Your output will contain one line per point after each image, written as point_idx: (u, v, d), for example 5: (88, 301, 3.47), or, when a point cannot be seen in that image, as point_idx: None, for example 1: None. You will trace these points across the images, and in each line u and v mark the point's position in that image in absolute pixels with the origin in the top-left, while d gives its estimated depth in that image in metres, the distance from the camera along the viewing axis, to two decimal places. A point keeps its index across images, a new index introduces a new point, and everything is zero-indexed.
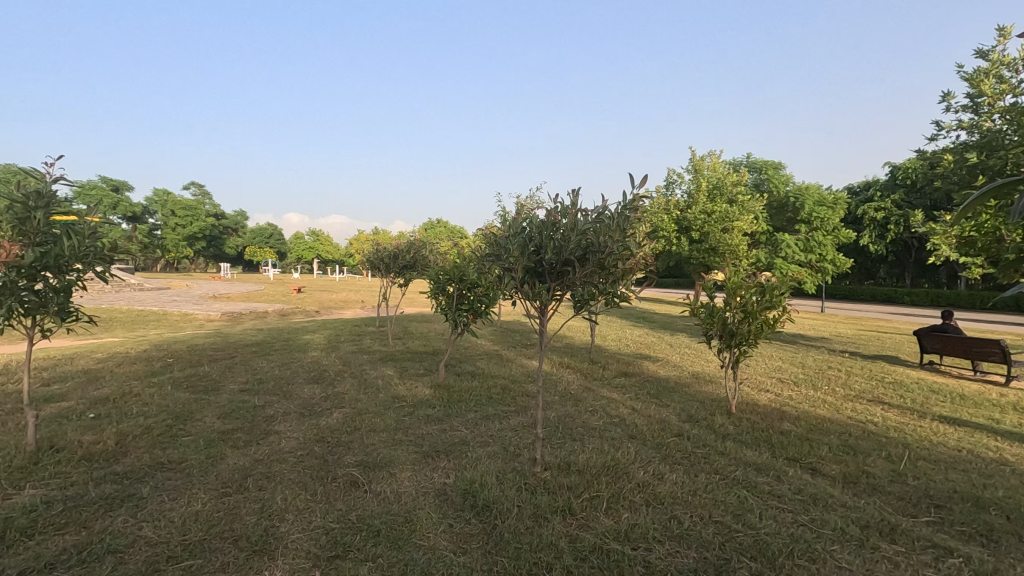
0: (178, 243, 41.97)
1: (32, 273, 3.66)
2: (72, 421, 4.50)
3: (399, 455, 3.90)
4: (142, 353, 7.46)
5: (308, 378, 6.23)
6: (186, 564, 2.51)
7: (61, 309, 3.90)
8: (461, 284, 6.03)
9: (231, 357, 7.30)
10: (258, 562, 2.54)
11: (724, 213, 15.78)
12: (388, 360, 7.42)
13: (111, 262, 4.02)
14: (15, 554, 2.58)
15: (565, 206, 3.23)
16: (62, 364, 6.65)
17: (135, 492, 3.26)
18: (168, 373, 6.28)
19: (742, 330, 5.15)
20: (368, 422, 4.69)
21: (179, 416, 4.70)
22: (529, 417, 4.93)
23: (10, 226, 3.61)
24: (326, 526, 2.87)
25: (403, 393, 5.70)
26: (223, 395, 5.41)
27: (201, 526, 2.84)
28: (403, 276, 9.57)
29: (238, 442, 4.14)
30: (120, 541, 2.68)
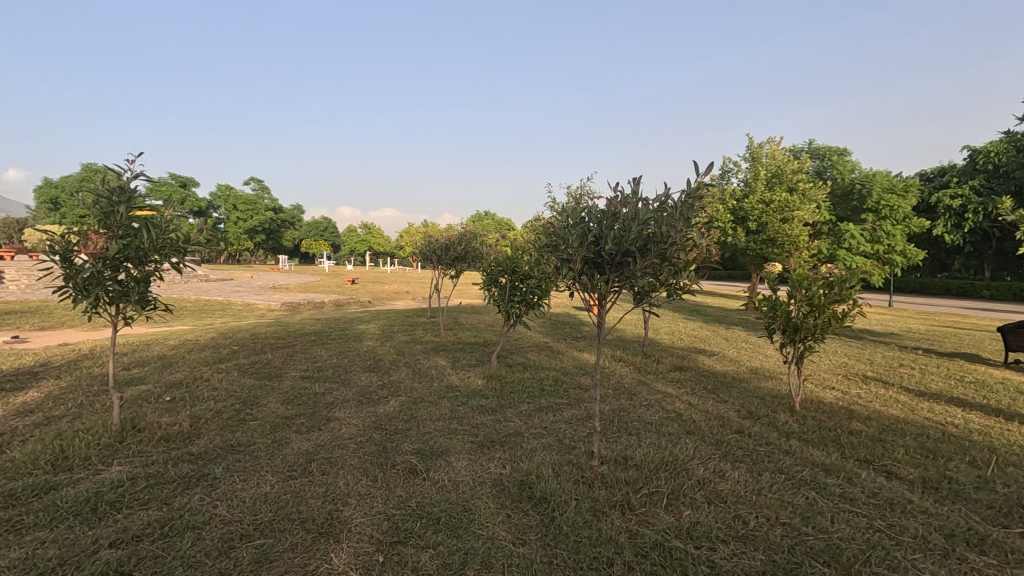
0: (240, 237, 44.03)
1: (115, 264, 3.90)
2: (151, 402, 4.81)
3: (455, 444, 3.95)
4: (211, 341, 7.87)
5: (365, 366, 6.41)
6: (258, 542, 2.63)
7: (141, 298, 4.14)
8: (513, 276, 6.02)
9: (292, 345, 7.59)
10: (324, 544, 2.62)
11: (784, 202, 15.08)
12: (440, 351, 7.52)
13: (184, 254, 4.24)
14: (107, 526, 2.77)
15: (626, 195, 3.15)
16: (140, 349, 7.10)
17: (209, 472, 3.43)
18: (234, 359, 6.60)
19: (808, 324, 4.90)
20: (423, 411, 4.77)
21: (246, 401, 4.93)
22: (583, 410, 4.88)
23: (96, 220, 3.85)
24: (388, 512, 2.93)
25: (456, 383, 5.77)
26: (286, 381, 5.65)
27: (271, 507, 2.97)
28: (453, 268, 9.66)
29: (302, 427, 4.30)
30: (198, 518, 2.83)
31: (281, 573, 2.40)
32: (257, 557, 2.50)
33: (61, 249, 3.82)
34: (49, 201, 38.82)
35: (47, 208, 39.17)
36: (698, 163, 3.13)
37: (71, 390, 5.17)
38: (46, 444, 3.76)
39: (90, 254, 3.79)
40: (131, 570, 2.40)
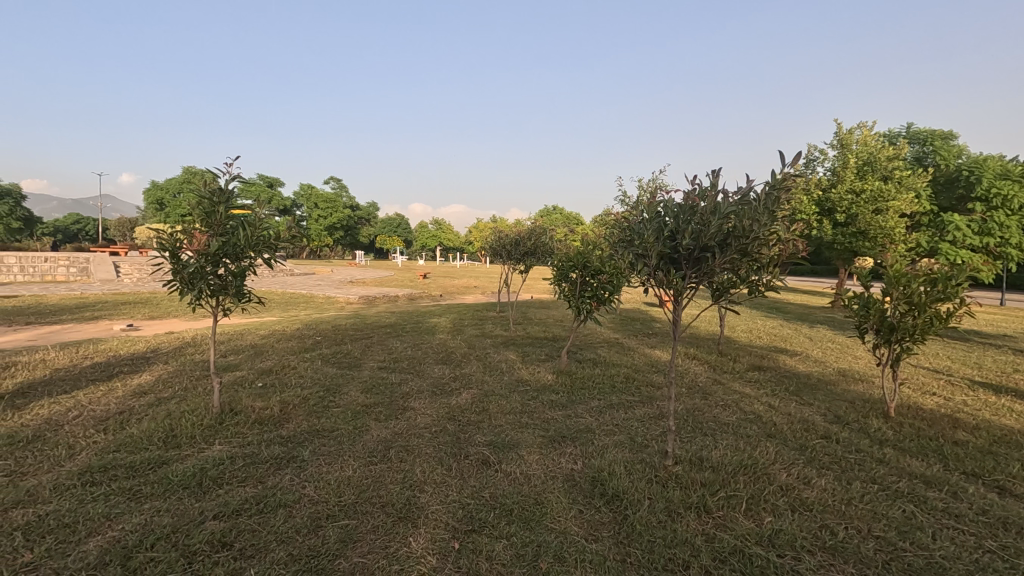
0: (321, 234, 46.41)
1: (215, 260, 4.25)
2: (246, 387, 5.21)
3: (526, 438, 3.99)
4: (296, 331, 8.37)
5: (438, 359, 6.60)
6: (342, 523, 2.78)
7: (237, 291, 4.49)
8: (584, 271, 5.97)
9: (370, 337, 7.93)
10: (403, 528, 2.74)
11: (877, 192, 14.00)
12: (510, 345, 7.61)
13: (275, 250, 4.56)
14: (211, 499, 3.03)
15: (704, 187, 3.04)
16: (235, 339, 7.68)
17: (297, 454, 3.67)
18: (317, 349, 7.00)
19: (906, 324, 4.52)
20: (495, 403, 4.85)
21: (329, 389, 5.22)
22: (656, 409, 4.78)
23: (199, 219, 4.20)
24: (462, 501, 3.02)
25: (526, 377, 5.83)
26: (365, 371, 5.93)
27: (353, 490, 3.13)
28: (523, 263, 9.72)
29: (380, 415, 4.50)
30: (289, 497, 3.04)
31: (365, 552, 2.54)
32: (342, 536, 2.65)
33: (170, 246, 4.18)
34: (156, 202, 42.48)
35: (154, 209, 43.00)
36: (783, 153, 2.97)
37: (177, 374, 5.69)
38: (158, 422, 4.17)
39: (195, 250, 4.16)
40: (233, 541, 2.61)
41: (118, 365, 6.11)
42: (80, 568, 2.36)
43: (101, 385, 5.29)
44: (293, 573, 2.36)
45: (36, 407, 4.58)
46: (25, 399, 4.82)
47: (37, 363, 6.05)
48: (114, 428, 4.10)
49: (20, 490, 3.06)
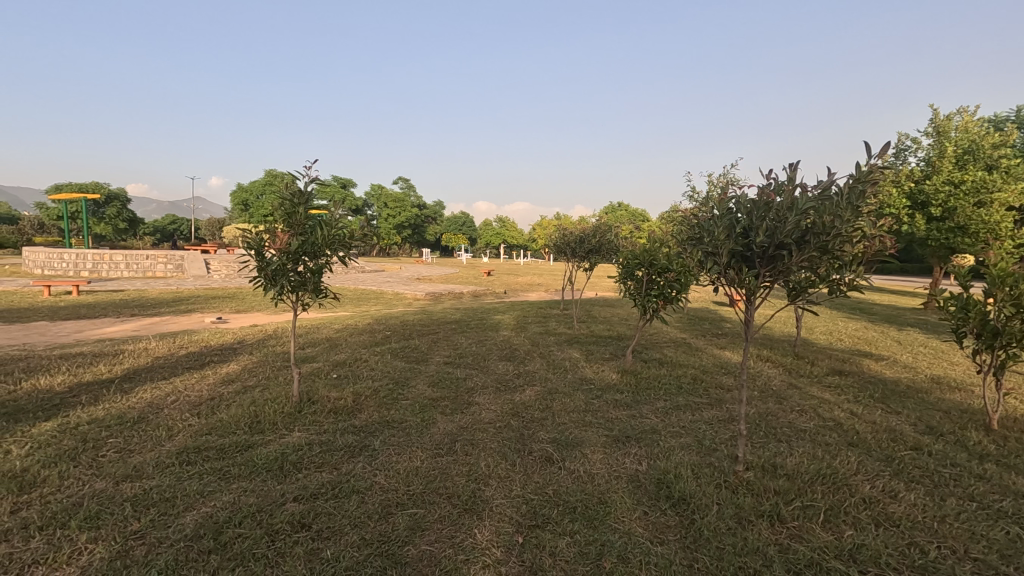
0: (390, 232, 48.04)
1: (296, 258, 4.52)
2: (322, 378, 5.52)
3: (589, 437, 3.97)
4: (367, 326, 8.73)
5: (502, 355, 6.69)
6: (411, 511, 2.89)
7: (315, 287, 4.74)
8: (650, 269, 5.85)
9: (436, 333, 8.14)
10: (468, 519, 2.81)
11: (979, 182, 12.70)
12: (574, 343, 7.57)
13: (349, 248, 4.78)
14: (292, 482, 3.24)
15: (780, 182, 2.91)
16: (312, 332, 8.11)
17: (369, 444, 3.84)
18: (387, 343, 7.28)
19: (1012, 329, 4.10)
20: (558, 401, 4.85)
21: (398, 382, 5.41)
22: (725, 412, 4.61)
23: (282, 220, 4.48)
24: (526, 496, 3.05)
25: (590, 375, 5.78)
26: (432, 365, 6.11)
27: (421, 480, 3.24)
28: (588, 261, 9.62)
29: (446, 409, 4.62)
30: (362, 484, 3.19)
31: (432, 541, 2.63)
32: (411, 524, 2.75)
33: (256, 245, 4.46)
34: (241, 203, 45.46)
35: (240, 210, 46.06)
36: (869, 143, 2.79)
37: (261, 365, 6.09)
38: (245, 409, 4.49)
39: (278, 250, 4.44)
40: (311, 523, 2.78)
41: (209, 354, 6.62)
42: (179, 538, 2.59)
43: (194, 373, 5.76)
44: (365, 556, 2.48)
45: (140, 391, 5.05)
46: (131, 383, 5.33)
47: (140, 351, 6.66)
48: (206, 412, 4.46)
49: (128, 465, 3.39)
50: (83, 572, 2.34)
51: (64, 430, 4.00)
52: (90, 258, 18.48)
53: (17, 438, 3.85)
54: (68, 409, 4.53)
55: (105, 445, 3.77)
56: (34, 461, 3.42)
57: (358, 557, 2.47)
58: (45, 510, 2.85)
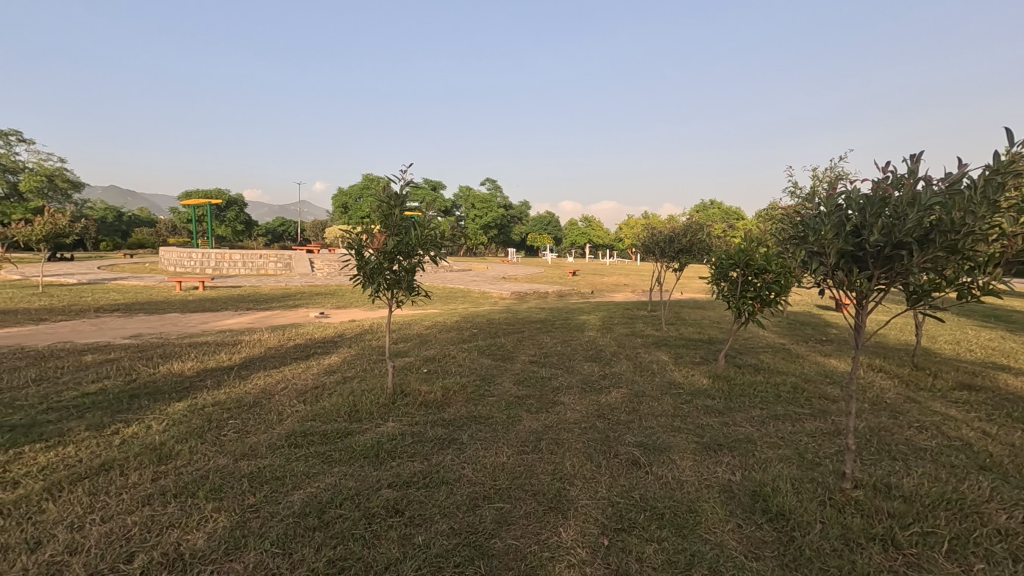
0: (477, 232, 49.19)
1: (391, 257, 4.77)
2: (414, 372, 5.78)
3: (678, 442, 3.85)
4: (456, 323, 9.01)
5: (587, 355, 6.64)
6: (498, 505, 2.95)
7: (408, 285, 4.97)
8: (747, 269, 5.54)
9: (522, 332, 8.22)
10: (554, 518, 2.82)
11: None
12: (662, 345, 7.36)
13: (440, 248, 4.94)
14: (387, 469, 3.43)
15: (900, 175, 2.66)
16: (404, 328, 8.50)
17: (457, 437, 3.97)
18: (474, 341, 7.48)
19: None
20: (646, 404, 4.74)
21: (485, 378, 5.54)
22: (830, 424, 4.27)
23: (379, 221, 4.75)
24: (611, 498, 3.02)
25: (679, 379, 5.60)
26: (517, 363, 6.21)
27: (507, 476, 3.30)
28: (677, 260, 9.28)
29: (532, 407, 4.67)
30: (451, 475, 3.31)
31: (518, 535, 2.67)
32: (497, 518, 2.81)
33: (356, 245, 4.76)
34: (342, 205, 48.54)
35: (340, 212, 49.12)
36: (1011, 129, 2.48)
37: (359, 357, 6.50)
38: (345, 398, 4.81)
39: (375, 249, 4.72)
40: (404, 509, 2.92)
41: (314, 347, 7.15)
42: (289, 514, 2.83)
43: (301, 363, 6.25)
44: (454, 545, 2.57)
45: (256, 378, 5.56)
46: (248, 370, 5.88)
47: (255, 341, 7.33)
48: (311, 399, 4.83)
49: (245, 445, 3.75)
50: (209, 537, 2.62)
51: (193, 410, 4.50)
52: (213, 256, 20.56)
53: (156, 415, 4.38)
54: (196, 391, 5.09)
55: (227, 425, 4.19)
56: (170, 437, 3.88)
57: (448, 545, 2.56)
58: (178, 480, 3.22)
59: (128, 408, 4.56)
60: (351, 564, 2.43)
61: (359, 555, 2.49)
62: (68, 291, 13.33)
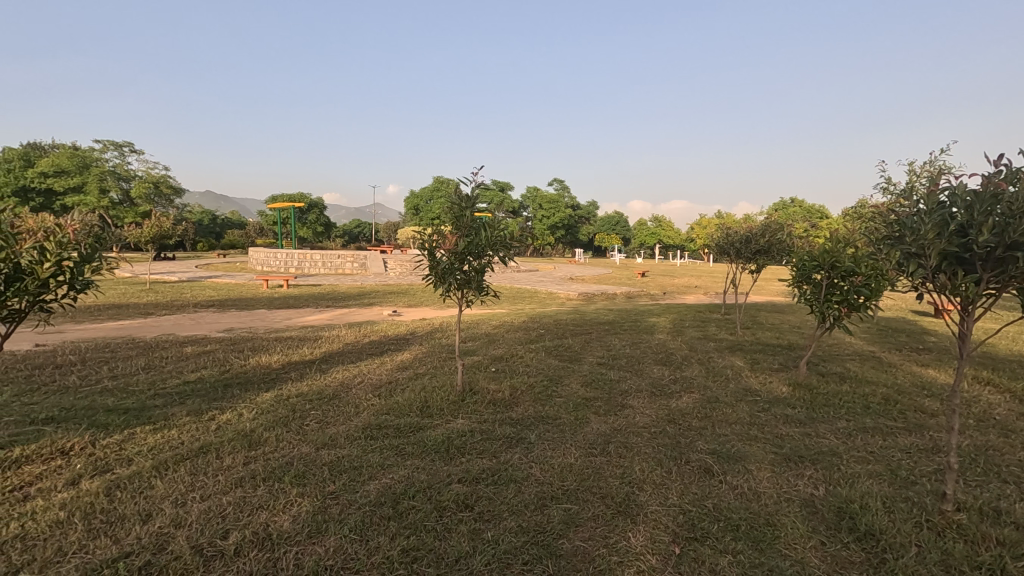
0: (544, 232, 49.19)
1: (462, 258, 4.88)
2: (483, 370, 5.89)
3: (755, 452, 3.68)
4: (523, 323, 9.07)
5: (657, 359, 6.49)
6: (566, 506, 2.95)
7: (478, 285, 5.06)
8: (832, 271, 5.21)
9: (589, 333, 8.14)
10: (622, 522, 2.79)
11: None
12: (737, 350, 7.05)
13: (509, 248, 4.99)
14: (457, 464, 3.52)
15: (1015, 170, 2.41)
16: (473, 328, 8.65)
17: (525, 436, 4.00)
18: (541, 341, 7.50)
19: None
20: (719, 411, 4.57)
21: (552, 379, 5.54)
22: (928, 440, 3.94)
23: (451, 223, 4.87)
24: (683, 506, 2.94)
25: (755, 386, 5.35)
26: (585, 365, 6.17)
27: (575, 477, 3.29)
28: (754, 262, 8.86)
29: (600, 409, 4.63)
30: (519, 474, 3.34)
31: (586, 538, 2.66)
32: (565, 519, 2.81)
33: (428, 246, 4.90)
34: (413, 207, 50.03)
35: (412, 213, 50.64)
36: None
37: (430, 355, 6.69)
38: (417, 393, 4.98)
39: (448, 250, 4.85)
40: (473, 504, 2.98)
41: (387, 343, 7.44)
42: (366, 502, 2.97)
43: (375, 359, 6.53)
44: (522, 543, 2.59)
45: (334, 372, 5.87)
46: (327, 364, 6.22)
47: (334, 337, 7.72)
48: (385, 394, 5.03)
49: (325, 435, 3.97)
50: (295, 519, 2.80)
51: (278, 400, 4.82)
52: (296, 256, 21.84)
53: (246, 404, 4.73)
54: (282, 383, 5.43)
55: (309, 415, 4.45)
56: (259, 424, 4.18)
57: (516, 543, 2.59)
58: (267, 464, 3.46)
59: (223, 396, 4.95)
60: (423, 555, 2.51)
61: (431, 546, 2.57)
62: (172, 288, 14.63)
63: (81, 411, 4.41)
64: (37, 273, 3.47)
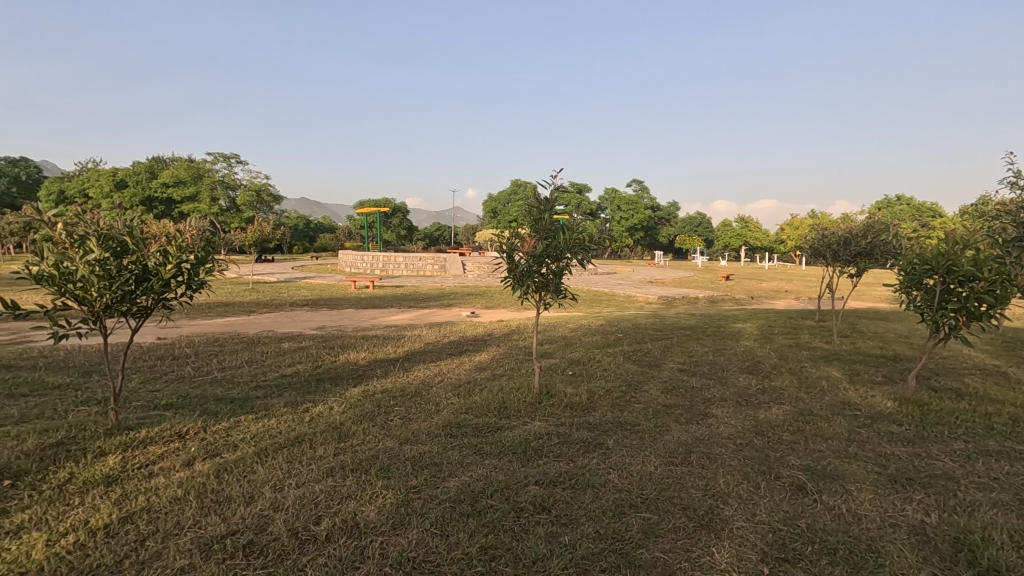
0: (622, 234, 48.26)
1: (540, 261, 4.90)
2: (560, 373, 5.88)
3: (855, 471, 3.41)
4: (600, 327, 8.95)
5: (744, 367, 6.17)
6: (645, 515, 2.88)
7: (555, 288, 5.05)
8: (948, 276, 4.70)
9: (669, 338, 7.88)
10: (705, 536, 2.68)
11: None
12: (833, 360, 6.56)
13: (588, 251, 4.95)
14: (534, 466, 3.53)
15: None
16: (549, 330, 8.65)
17: (603, 442, 3.94)
18: (619, 345, 7.37)
19: None
20: (813, 425, 4.27)
21: (631, 384, 5.42)
22: None
23: (530, 226, 4.92)
24: (772, 524, 2.78)
25: (855, 399, 4.95)
26: (665, 371, 5.98)
27: (655, 486, 3.21)
28: (854, 265, 8.20)
29: (681, 417, 4.47)
30: (597, 479, 3.30)
31: (666, 549, 2.58)
32: (644, 528, 2.74)
33: (507, 249, 4.97)
34: (491, 210, 50.87)
35: (489, 216, 51.50)
36: None
37: (507, 356, 6.77)
38: (494, 394, 5.05)
39: (526, 253, 4.89)
40: (550, 507, 2.98)
41: (466, 344, 7.61)
42: (445, 498, 3.05)
43: (455, 359, 6.70)
44: (600, 549, 2.56)
45: (416, 370, 6.09)
46: (409, 363, 6.46)
47: (416, 337, 8.01)
48: (464, 393, 5.15)
49: (408, 431, 4.13)
50: (380, 510, 2.93)
51: (365, 395, 5.07)
52: (381, 258, 22.90)
53: (337, 398, 5.02)
54: (368, 379, 5.72)
55: (393, 411, 4.65)
56: (348, 417, 4.42)
57: (594, 549, 2.56)
58: (355, 456, 3.65)
59: (316, 390, 5.29)
60: (502, 554, 2.54)
61: (509, 546, 2.60)
62: (271, 288, 15.81)
63: (194, 399, 4.87)
64: (161, 273, 3.87)
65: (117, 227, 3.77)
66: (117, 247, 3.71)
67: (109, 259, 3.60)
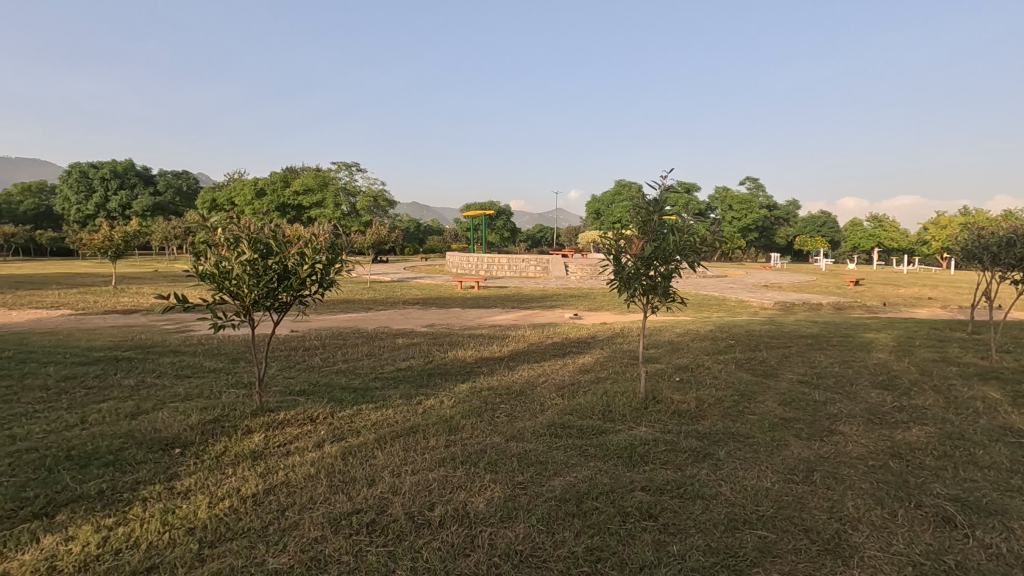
0: (734, 234, 45.51)
1: (648, 263, 4.79)
2: (666, 379, 5.71)
3: (1018, 507, 2.97)
4: (710, 332, 8.55)
5: (877, 381, 5.59)
6: (761, 533, 2.72)
7: (664, 292, 4.89)
8: None
9: (788, 347, 7.33)
10: (830, 561, 2.48)
11: None
12: (990, 378, 5.73)
13: (699, 254, 4.77)
14: (640, 471, 3.47)
15: None
16: (655, 334, 8.40)
17: (713, 452, 3.78)
18: (731, 352, 6.99)
19: None
20: (964, 451, 3.77)
21: (744, 394, 5.14)
22: None
23: (638, 227, 4.86)
24: (912, 557, 2.51)
25: (1019, 425, 4.29)
26: (783, 381, 5.59)
27: (772, 503, 3.02)
28: (1021, 270, 7.08)
29: (802, 432, 4.16)
30: (707, 490, 3.17)
31: (785, 571, 2.43)
32: (760, 547, 2.60)
33: (614, 251, 4.91)
34: (593, 211, 50.44)
35: (592, 217, 51.04)
36: None
37: (611, 359, 6.70)
38: (599, 397, 5.03)
39: (634, 254, 4.82)
40: (658, 515, 2.92)
41: (569, 346, 7.64)
42: (551, 497, 3.10)
43: (558, 360, 6.76)
44: (712, 563, 2.47)
45: (520, 369, 6.23)
46: (514, 362, 6.61)
47: (520, 337, 8.18)
48: (568, 395, 5.17)
49: (513, 428, 4.24)
50: (488, 503, 3.05)
51: (473, 391, 5.28)
52: (485, 259, 23.59)
53: (446, 393, 5.27)
54: (475, 376, 5.94)
55: (499, 409, 4.79)
56: (457, 412, 4.63)
57: (705, 562, 2.47)
58: (463, 449, 3.82)
59: (427, 384, 5.59)
60: (607, 556, 2.54)
61: (615, 549, 2.59)
62: (386, 286, 16.92)
63: (323, 387, 5.36)
64: (299, 273, 4.32)
65: (265, 230, 4.27)
66: (263, 248, 4.19)
67: (257, 259, 4.09)
